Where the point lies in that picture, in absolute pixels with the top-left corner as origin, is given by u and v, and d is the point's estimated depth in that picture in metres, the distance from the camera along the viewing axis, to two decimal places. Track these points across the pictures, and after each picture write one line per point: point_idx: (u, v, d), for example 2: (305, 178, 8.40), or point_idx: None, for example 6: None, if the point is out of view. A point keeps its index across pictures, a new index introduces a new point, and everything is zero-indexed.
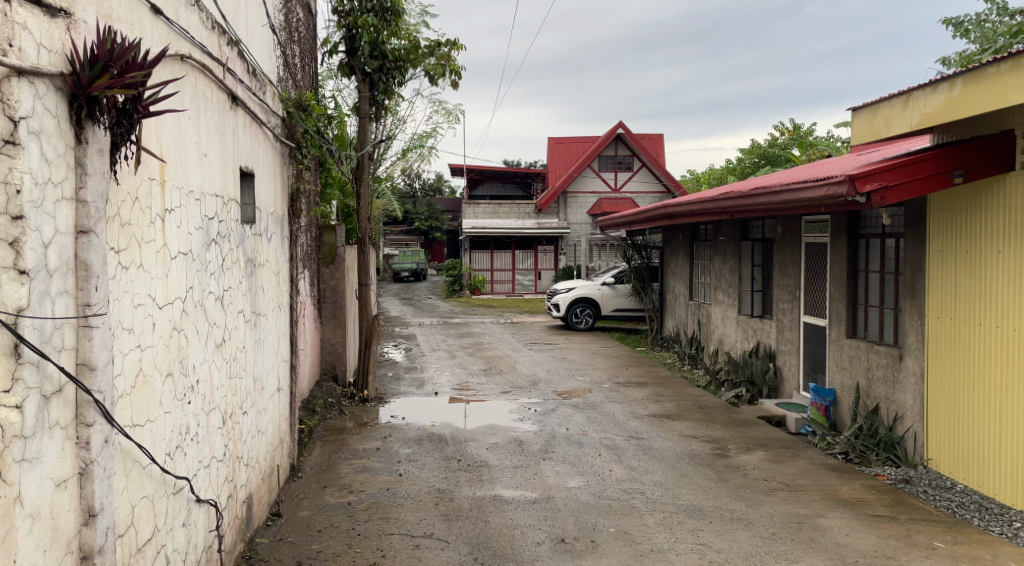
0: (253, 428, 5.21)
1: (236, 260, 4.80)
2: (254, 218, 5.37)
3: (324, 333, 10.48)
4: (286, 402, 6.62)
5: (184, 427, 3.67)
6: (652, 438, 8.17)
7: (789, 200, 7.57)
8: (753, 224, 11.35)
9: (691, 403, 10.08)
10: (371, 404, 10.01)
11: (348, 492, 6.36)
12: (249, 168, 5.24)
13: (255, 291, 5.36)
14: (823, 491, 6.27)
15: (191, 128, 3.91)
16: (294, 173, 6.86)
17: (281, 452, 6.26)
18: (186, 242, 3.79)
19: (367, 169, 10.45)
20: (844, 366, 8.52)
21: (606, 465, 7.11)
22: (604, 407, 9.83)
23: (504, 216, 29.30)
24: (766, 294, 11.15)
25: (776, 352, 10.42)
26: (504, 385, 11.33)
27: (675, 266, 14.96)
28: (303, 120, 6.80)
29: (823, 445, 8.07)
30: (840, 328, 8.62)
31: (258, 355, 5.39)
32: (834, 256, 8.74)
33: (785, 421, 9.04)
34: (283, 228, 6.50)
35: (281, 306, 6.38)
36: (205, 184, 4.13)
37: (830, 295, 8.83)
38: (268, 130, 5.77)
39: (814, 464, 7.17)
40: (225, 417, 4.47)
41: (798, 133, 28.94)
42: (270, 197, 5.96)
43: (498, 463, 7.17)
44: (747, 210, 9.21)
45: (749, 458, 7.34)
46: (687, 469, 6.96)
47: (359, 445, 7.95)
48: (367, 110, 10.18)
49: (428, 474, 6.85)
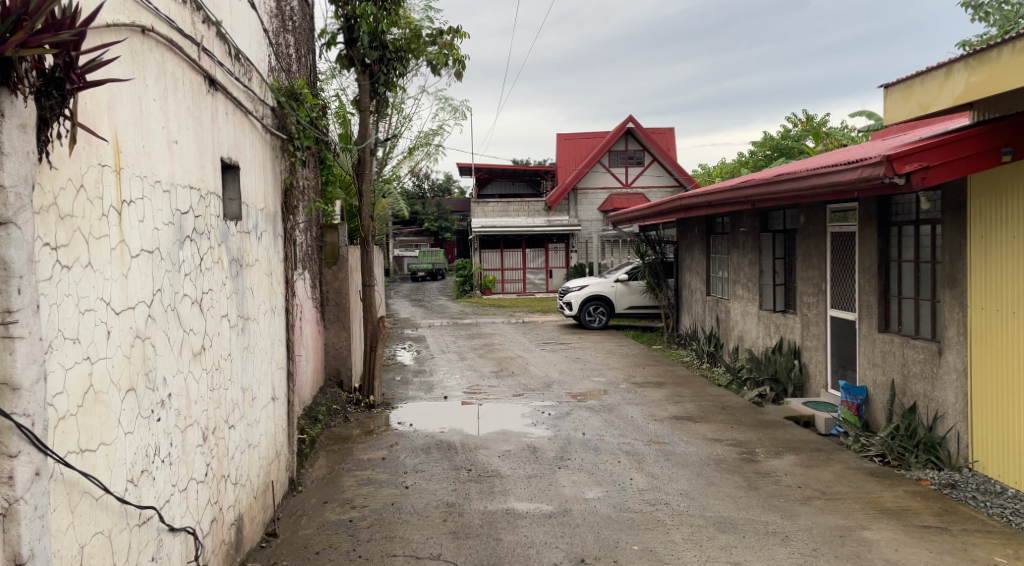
0: (244, 443, 4.81)
1: (218, 259, 4.37)
2: (239, 214, 4.94)
3: (327, 337, 10.08)
4: (283, 412, 6.20)
5: (151, 448, 3.23)
6: (674, 442, 7.69)
7: (817, 185, 7.05)
8: (774, 214, 10.84)
9: (713, 404, 9.58)
10: (378, 410, 9.56)
11: (351, 508, 5.92)
12: (233, 159, 4.80)
13: (243, 293, 4.93)
14: (864, 499, 5.78)
15: (157, 112, 3.48)
16: (287, 167, 6.39)
17: (277, 467, 5.84)
18: (152, 239, 3.35)
19: (370, 165, 10.02)
20: (876, 362, 8.04)
21: (627, 473, 6.64)
22: (621, 409, 9.36)
23: (513, 214, 28.85)
24: (789, 288, 10.63)
25: (801, 349, 9.92)
26: (515, 387, 10.88)
27: (691, 260, 14.46)
28: (297, 113, 6.30)
29: (857, 447, 7.58)
30: (871, 322, 8.14)
31: (247, 363, 4.96)
32: (863, 246, 8.25)
33: (814, 422, 8.56)
34: (274, 226, 6.05)
35: (274, 310, 5.94)
36: (176, 174, 3.68)
37: (859, 287, 8.34)
38: (254, 119, 5.32)
39: (851, 469, 6.67)
40: (207, 434, 4.04)
41: (812, 124, 28.36)
42: (259, 191, 5.51)
43: (510, 473, 6.71)
44: (770, 198, 8.70)
45: (779, 463, 6.85)
46: (715, 476, 6.49)
47: (364, 454, 7.52)
48: (367, 103, 9.72)
49: (436, 486, 6.40)
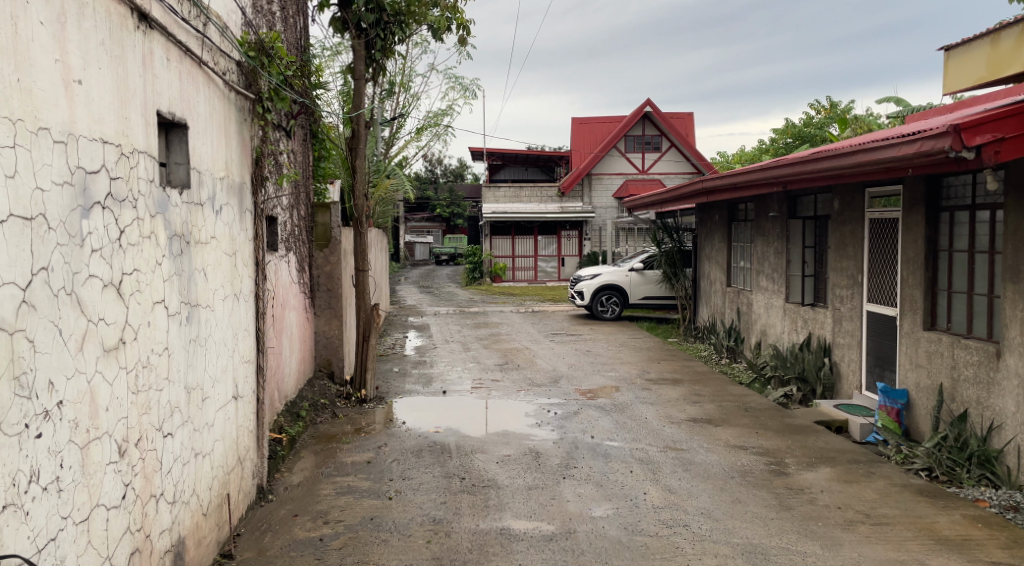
0: (188, 455, 4.05)
1: (149, 233, 3.60)
2: (188, 181, 4.19)
3: (317, 325, 9.34)
4: (251, 412, 5.47)
5: (20, 474, 2.47)
6: (693, 450, 6.89)
7: (864, 162, 6.18)
8: (804, 199, 9.98)
9: (735, 405, 8.76)
10: (370, 405, 8.81)
11: (323, 524, 5.15)
12: (177, 116, 4.03)
13: (191, 276, 4.16)
14: (916, 525, 4.99)
15: (47, 39, 2.71)
16: (258, 133, 5.58)
17: (239, 475, 5.09)
18: (31, 203, 2.59)
19: (364, 139, 9.23)
20: (920, 364, 7.24)
21: (640, 486, 5.84)
22: (634, 409, 8.57)
23: (525, 199, 27.99)
24: (819, 279, 9.79)
25: (832, 346, 9.08)
26: (520, 382, 10.10)
27: (710, 250, 13.61)
28: (268, 72, 5.46)
29: (899, 458, 6.76)
30: (914, 319, 7.31)
31: (194, 358, 4.20)
32: (906, 234, 7.43)
33: (847, 427, 7.78)
34: (241, 199, 5.26)
35: (239, 295, 5.17)
36: (76, 121, 2.91)
37: (901, 279, 7.52)
38: (210, 71, 4.53)
39: (897, 486, 5.83)
40: (126, 449, 3.28)
41: (836, 111, 27.36)
42: (217, 157, 4.73)
43: (508, 484, 5.93)
44: (804, 177, 7.83)
45: (813, 476, 6.05)
46: (741, 492, 5.69)
47: (347, 457, 6.75)
48: (363, 71, 8.91)
49: (424, 498, 5.65)
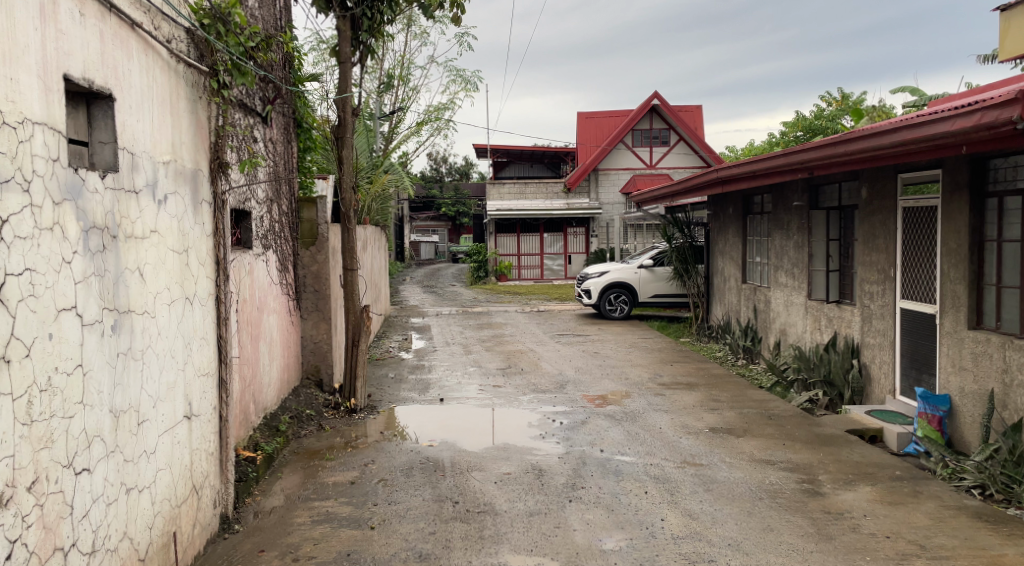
0: (115, 492, 3.37)
1: (50, 225, 2.91)
2: (116, 164, 3.52)
3: (304, 329, 8.66)
4: (211, 431, 4.78)
5: None
6: (714, 465, 6.18)
7: (909, 141, 5.48)
8: (827, 188, 9.24)
9: (757, 412, 8.04)
10: (360, 416, 8.13)
11: (291, 562, 4.46)
12: (96, 84, 3.35)
13: (119, 277, 3.48)
14: (982, 560, 4.29)
15: None
16: (216, 113, 4.88)
17: (194, 506, 4.40)
18: None
19: (351, 127, 8.54)
20: (965, 367, 6.52)
21: (656, 511, 5.14)
22: (646, 417, 7.86)
23: (530, 196, 27.30)
24: (845, 275, 9.04)
25: (860, 347, 8.36)
26: (523, 388, 9.40)
27: (724, 245, 12.88)
28: (225, 42, 4.76)
29: (946, 474, 6.01)
30: (957, 317, 6.58)
31: (125, 375, 3.52)
32: (946, 223, 6.70)
33: (883, 436, 7.06)
34: (195, 189, 4.57)
35: (193, 299, 4.48)
36: None
37: (941, 273, 6.79)
38: (144, 34, 3.84)
39: (950, 508, 5.11)
40: (10, 496, 2.60)
41: (848, 103, 26.59)
42: (160, 137, 4.05)
43: (507, 509, 5.22)
44: (833, 162, 7.10)
45: (852, 497, 5.35)
46: (772, 517, 4.99)
47: (330, 477, 6.07)
48: (349, 53, 8.22)
49: (410, 527, 4.95)
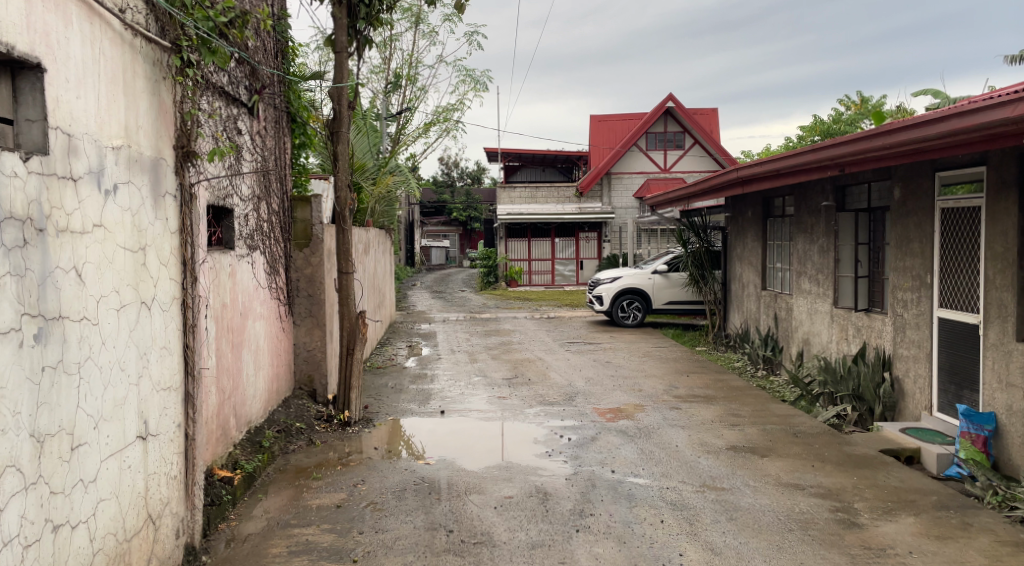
0: (37, 531, 2.86)
1: None
2: (45, 148, 3.01)
3: (297, 336, 8.16)
4: (174, 451, 4.26)
5: None
6: (736, 489, 5.62)
7: (958, 131, 4.92)
8: (855, 188, 8.65)
9: (781, 429, 7.46)
10: (354, 429, 7.61)
11: None
12: (19, 53, 2.85)
13: (44, 277, 2.96)
14: None
15: None
16: (182, 95, 4.38)
17: (149, 538, 3.87)
18: None
19: (347, 122, 8.01)
20: (1013, 383, 5.92)
21: (673, 544, 4.58)
22: (662, 433, 7.30)
23: (542, 200, 26.80)
24: (875, 281, 8.43)
25: (892, 359, 7.77)
26: (530, 400, 8.86)
27: (742, 249, 12.30)
28: (193, 17, 4.28)
29: (995, 502, 5.40)
30: (1005, 327, 5.99)
31: (53, 392, 3.00)
32: (992, 224, 6.11)
33: (920, 457, 6.46)
34: (156, 180, 4.06)
35: (151, 303, 3.97)
36: None
37: (986, 279, 6.19)
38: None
39: (1006, 544, 4.52)
40: None
41: (868, 106, 25.97)
42: (110, 116, 3.55)
43: (506, 540, 4.67)
44: (866, 158, 6.52)
45: (893, 529, 4.77)
46: (805, 553, 4.42)
47: (314, 499, 5.54)
48: (346, 43, 7.71)
49: (397, 561, 4.41)
